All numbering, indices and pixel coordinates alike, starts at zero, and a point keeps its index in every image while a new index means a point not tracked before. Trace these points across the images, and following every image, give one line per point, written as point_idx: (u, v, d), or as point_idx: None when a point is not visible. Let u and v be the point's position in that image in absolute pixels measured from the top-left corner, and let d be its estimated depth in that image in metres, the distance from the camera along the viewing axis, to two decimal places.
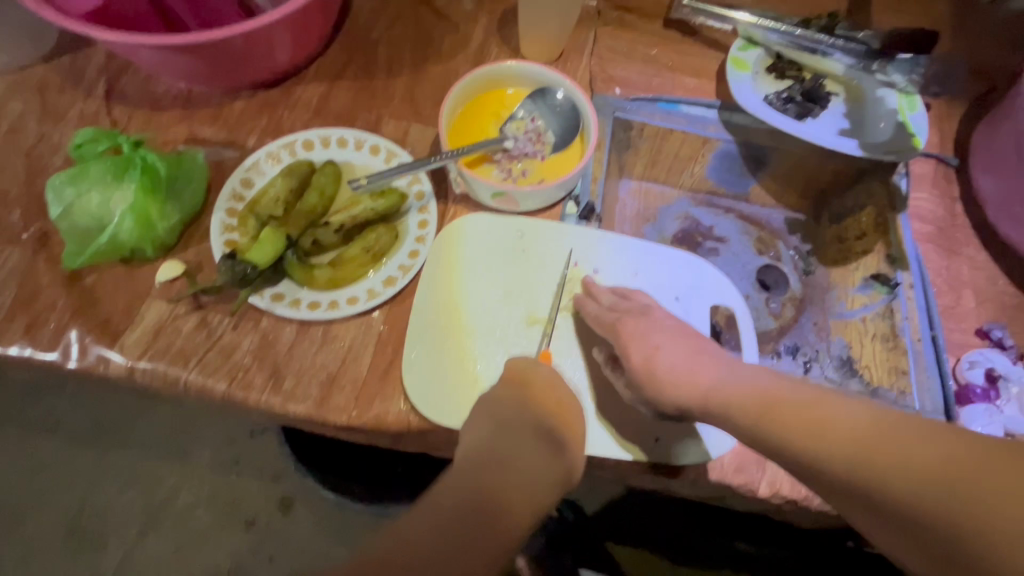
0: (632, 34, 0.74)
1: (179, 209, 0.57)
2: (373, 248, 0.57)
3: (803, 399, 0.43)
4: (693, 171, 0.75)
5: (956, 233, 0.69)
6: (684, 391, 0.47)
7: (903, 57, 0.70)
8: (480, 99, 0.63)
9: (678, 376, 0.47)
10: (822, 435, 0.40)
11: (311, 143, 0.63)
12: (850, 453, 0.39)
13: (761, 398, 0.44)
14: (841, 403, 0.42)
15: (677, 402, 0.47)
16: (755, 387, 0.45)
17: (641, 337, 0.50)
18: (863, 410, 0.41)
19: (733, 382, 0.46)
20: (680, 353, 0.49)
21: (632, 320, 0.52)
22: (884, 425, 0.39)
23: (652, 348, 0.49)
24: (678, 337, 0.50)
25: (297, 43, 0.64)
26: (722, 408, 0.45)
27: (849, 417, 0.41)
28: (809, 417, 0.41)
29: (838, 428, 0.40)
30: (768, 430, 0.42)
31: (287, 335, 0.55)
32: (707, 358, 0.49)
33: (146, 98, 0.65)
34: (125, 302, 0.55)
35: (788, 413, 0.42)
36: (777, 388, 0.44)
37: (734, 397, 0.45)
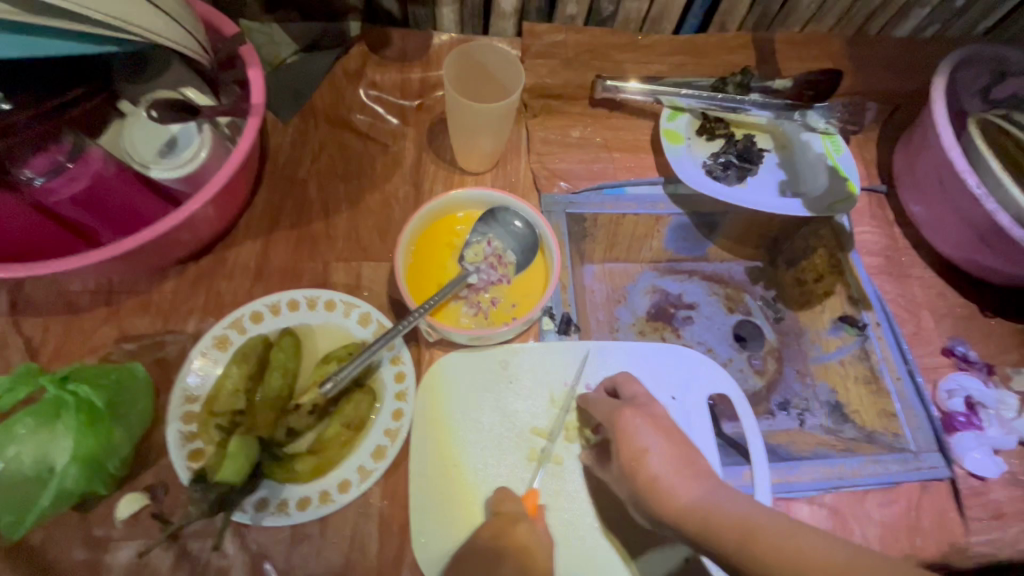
0: (562, 121, 0.74)
1: (129, 434, 0.51)
2: (352, 422, 0.53)
3: (788, 531, 0.40)
4: (652, 246, 0.75)
5: (902, 257, 0.71)
6: (665, 507, 0.44)
7: (820, 103, 0.74)
8: (432, 232, 0.61)
9: (661, 489, 0.45)
10: (810, 575, 0.37)
11: (260, 315, 0.59)
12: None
13: (744, 527, 0.41)
14: (828, 539, 0.39)
15: (658, 516, 0.45)
16: (736, 509, 0.42)
17: (638, 432, 0.48)
18: (848, 551, 0.38)
19: (716, 502, 0.43)
20: (669, 460, 0.46)
21: (630, 411, 0.50)
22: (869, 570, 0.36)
23: (646, 448, 0.47)
24: (668, 435, 0.48)
25: (222, 211, 0.59)
26: (700, 533, 0.42)
27: (834, 558, 0.37)
28: (789, 551, 0.38)
29: (823, 570, 0.37)
30: (751, 565, 0.40)
31: (280, 545, 0.50)
32: (692, 472, 0.46)
33: (60, 303, 0.59)
34: (86, 555, 0.49)
35: (770, 546, 0.39)
36: (757, 515, 0.41)
37: (717, 517, 0.42)
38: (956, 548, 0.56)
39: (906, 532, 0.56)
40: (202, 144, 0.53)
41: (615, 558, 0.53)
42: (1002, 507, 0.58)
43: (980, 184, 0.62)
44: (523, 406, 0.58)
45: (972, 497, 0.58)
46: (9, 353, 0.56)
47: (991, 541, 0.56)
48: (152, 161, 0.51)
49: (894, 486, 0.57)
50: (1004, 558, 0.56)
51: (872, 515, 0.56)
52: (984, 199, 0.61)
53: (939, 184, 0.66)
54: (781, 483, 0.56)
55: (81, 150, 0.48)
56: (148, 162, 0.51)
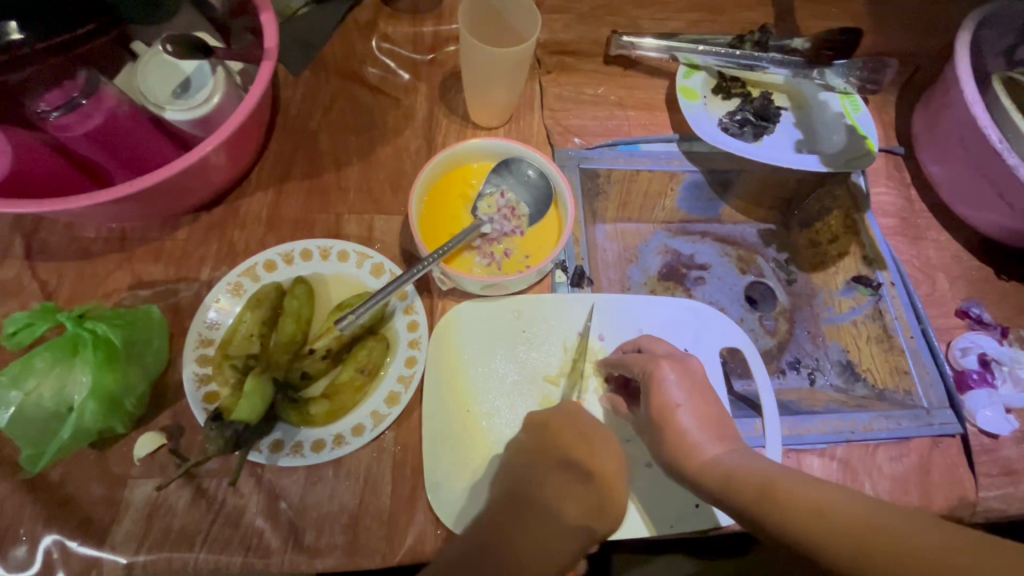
0: (576, 77, 0.73)
1: (145, 374, 0.51)
2: (366, 366, 0.53)
3: (803, 483, 0.42)
4: (665, 206, 0.75)
5: (918, 219, 0.71)
6: (690, 459, 0.46)
7: (839, 61, 0.72)
8: (445, 182, 0.60)
9: (689, 444, 0.47)
10: (820, 521, 0.39)
11: (273, 263, 0.58)
12: (848, 544, 0.37)
13: (761, 479, 0.43)
14: (843, 491, 0.41)
15: (680, 466, 0.47)
16: (757, 468, 0.44)
17: (673, 386, 0.49)
18: (861, 501, 0.39)
19: (740, 461, 0.45)
20: (699, 416, 0.48)
21: (668, 365, 0.51)
22: (882, 515, 0.38)
23: (677, 403, 0.48)
24: (700, 394, 0.50)
25: (235, 158, 0.59)
26: (722, 480, 0.44)
27: (848, 507, 0.39)
28: (807, 501, 0.40)
29: (836, 516, 0.39)
30: (764, 508, 0.41)
31: (294, 485, 0.51)
32: (720, 432, 0.48)
33: (75, 249, 0.59)
34: (105, 492, 0.49)
35: (788, 494, 0.41)
36: (777, 470, 0.43)
37: (739, 470, 0.44)
38: (966, 502, 0.55)
39: (917, 486, 0.56)
40: (216, 88, 0.52)
41: (624, 504, 0.53)
42: (1013, 464, 0.57)
43: (1002, 139, 0.60)
44: (537, 357, 0.58)
45: (983, 454, 0.57)
46: (25, 298, 0.57)
47: (1001, 496, 0.56)
48: (167, 103, 0.51)
49: (906, 441, 0.57)
50: (1013, 513, 0.56)
51: (883, 468, 0.56)
52: (1006, 153, 0.60)
53: (961, 141, 0.65)
54: (792, 435, 0.56)
55: (95, 88, 0.48)
56: (162, 104, 0.51)
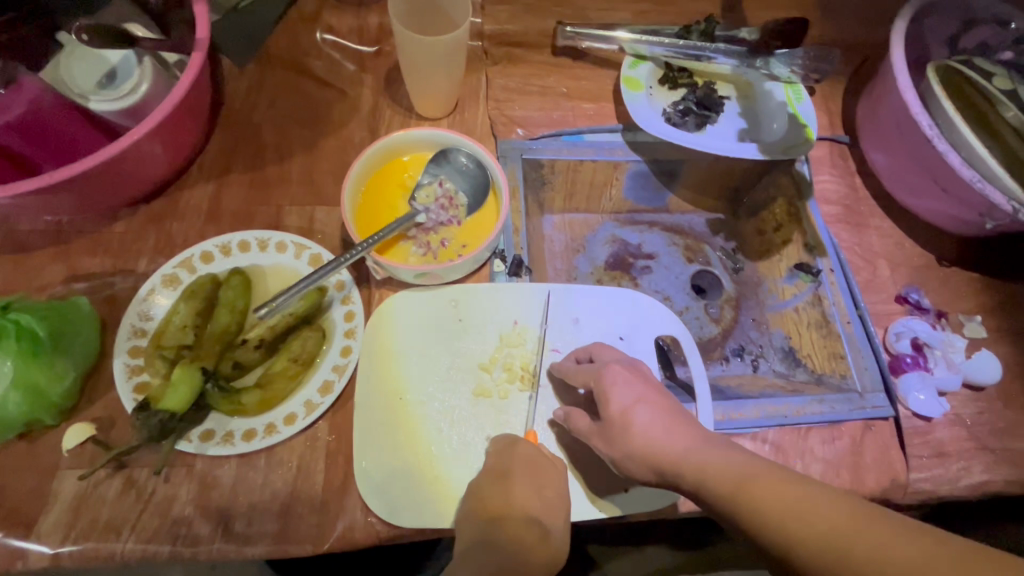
0: (523, 69, 0.73)
1: (74, 364, 0.51)
2: (300, 356, 0.53)
3: (782, 482, 0.41)
4: (613, 195, 0.76)
5: (861, 206, 0.71)
6: (662, 451, 0.45)
7: (782, 50, 0.71)
8: (382, 173, 0.61)
9: (654, 443, 0.46)
10: (800, 522, 0.38)
11: (210, 255, 0.58)
12: (823, 546, 0.37)
13: (739, 477, 0.42)
14: (827, 491, 0.40)
15: (650, 464, 0.46)
16: (728, 462, 0.43)
17: (624, 385, 0.50)
18: (835, 501, 0.39)
19: (709, 453, 0.44)
20: (657, 413, 0.48)
21: (618, 368, 0.51)
22: (859, 518, 0.37)
23: (631, 401, 0.48)
24: (656, 391, 0.50)
25: (171, 151, 0.59)
26: (695, 476, 0.44)
27: (826, 508, 0.38)
28: (783, 501, 0.40)
29: (816, 517, 0.38)
30: (743, 509, 0.41)
31: (226, 474, 0.51)
32: (683, 425, 0.47)
33: (10, 243, 0.59)
34: (33, 483, 0.49)
35: (765, 492, 0.40)
36: (754, 465, 0.43)
37: (711, 465, 0.43)
38: (897, 484, 0.56)
39: (848, 468, 0.56)
40: (143, 78, 0.53)
41: None
42: (944, 446, 0.58)
43: (933, 125, 0.61)
44: (475, 345, 0.58)
45: (915, 437, 0.58)
46: None
47: (931, 478, 0.57)
48: (91, 93, 0.52)
49: (838, 425, 0.58)
50: (942, 494, 0.57)
51: (815, 451, 0.57)
52: (936, 139, 0.60)
53: (897, 129, 0.66)
54: (725, 419, 0.57)
55: (14, 78, 0.49)
56: (87, 93, 0.52)
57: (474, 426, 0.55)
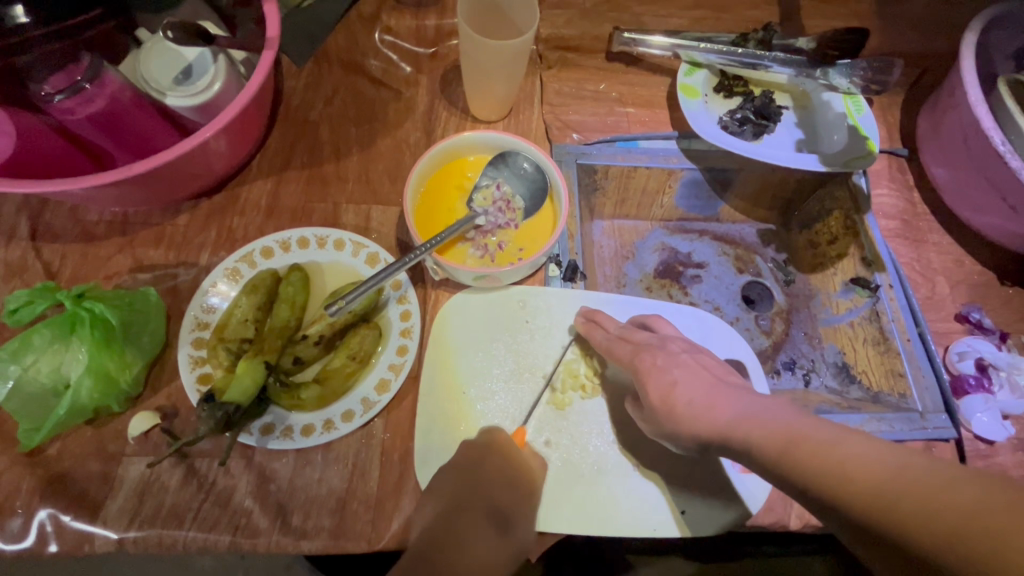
0: (577, 73, 0.73)
1: (141, 354, 0.52)
2: (358, 355, 0.53)
3: (831, 436, 0.39)
4: (663, 203, 0.76)
5: (920, 222, 0.70)
6: (707, 424, 0.45)
7: (843, 60, 0.71)
8: (440, 175, 0.61)
9: (700, 410, 0.46)
10: (848, 474, 0.36)
11: (270, 250, 0.59)
12: (873, 498, 0.35)
13: (781, 435, 0.40)
14: (867, 439, 0.38)
15: (699, 438, 0.45)
16: (778, 421, 0.41)
17: (661, 370, 0.50)
18: (883, 455, 0.36)
19: (756, 416, 0.43)
20: (698, 387, 0.47)
21: (649, 354, 0.51)
22: (906, 473, 0.35)
23: (670, 384, 0.48)
24: (693, 370, 0.49)
25: (234, 147, 0.59)
26: (744, 443, 0.42)
27: (872, 461, 0.36)
28: (831, 459, 0.37)
29: (861, 473, 0.36)
30: (794, 469, 0.38)
31: (284, 468, 0.52)
32: (730, 393, 0.46)
33: (79, 233, 0.60)
34: (99, 469, 0.50)
35: (811, 451, 0.38)
36: (801, 423, 0.40)
37: (756, 432, 0.42)
38: None
39: None
40: (217, 75, 0.54)
41: (611, 501, 0.52)
42: (1008, 471, 0.56)
43: (1005, 141, 0.59)
44: (531, 350, 0.58)
45: (977, 459, 0.57)
46: (29, 278, 0.58)
47: None
48: (167, 88, 0.53)
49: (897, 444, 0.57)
50: None
51: None
52: (1009, 156, 0.59)
53: (965, 145, 0.64)
54: None
55: (98, 72, 0.50)
56: (164, 89, 0.53)
57: (536, 431, 0.55)
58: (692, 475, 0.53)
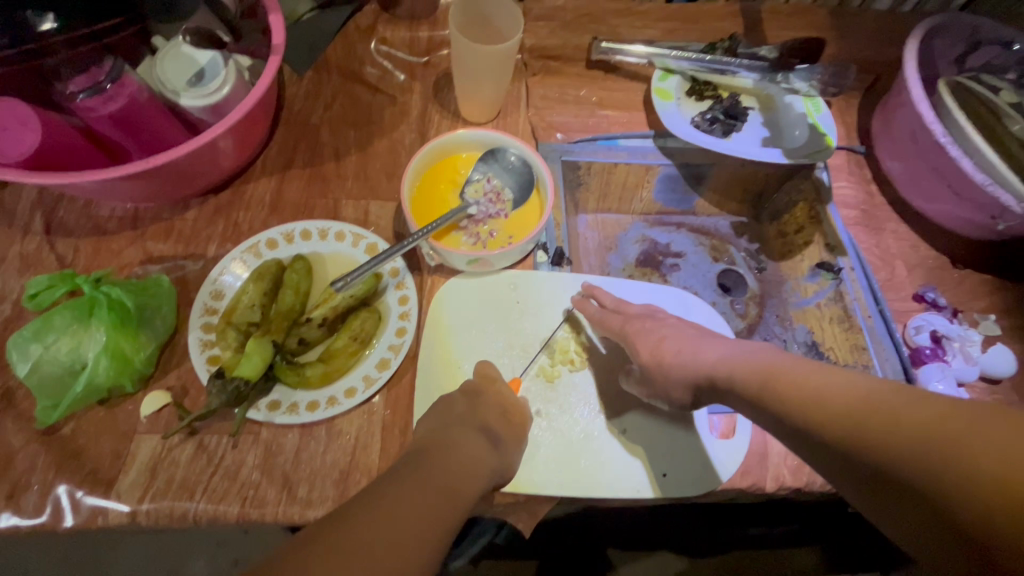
0: (560, 79, 0.78)
1: (153, 337, 0.55)
2: (359, 335, 0.57)
3: (809, 370, 0.44)
4: (642, 198, 0.81)
5: (878, 211, 0.76)
6: (694, 367, 0.51)
7: (802, 66, 0.77)
8: (435, 169, 0.66)
9: (685, 360, 0.52)
10: (822, 400, 0.41)
11: (274, 242, 0.63)
12: (847, 418, 0.39)
13: (762, 372, 0.45)
14: (844, 372, 0.42)
15: (688, 383, 0.52)
16: (759, 360, 0.47)
17: (648, 330, 0.56)
18: (860, 383, 0.40)
19: (739, 357, 0.49)
20: (681, 339, 0.54)
21: (639, 320, 0.58)
22: (875, 396, 0.39)
23: (658, 341, 0.55)
24: (678, 328, 0.56)
25: (241, 146, 0.63)
26: (728, 380, 0.48)
27: (848, 387, 0.40)
28: (807, 386, 0.42)
29: (835, 398, 0.40)
30: (773, 397, 0.44)
31: (290, 442, 0.55)
32: (715, 343, 0.52)
33: (91, 227, 0.63)
34: (112, 446, 0.53)
35: (787, 382, 0.43)
36: (781, 360, 0.46)
37: (737, 366, 0.48)
38: None
39: None
40: (226, 80, 0.58)
41: (598, 466, 0.56)
42: None
43: (946, 133, 0.66)
44: (523, 330, 0.62)
45: None
46: (43, 270, 0.61)
47: None
48: (181, 90, 0.57)
49: None
50: None
51: None
52: (949, 146, 0.65)
53: (912, 138, 0.70)
54: None
55: (119, 74, 0.54)
56: (178, 91, 0.57)
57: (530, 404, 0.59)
58: (673, 442, 0.57)
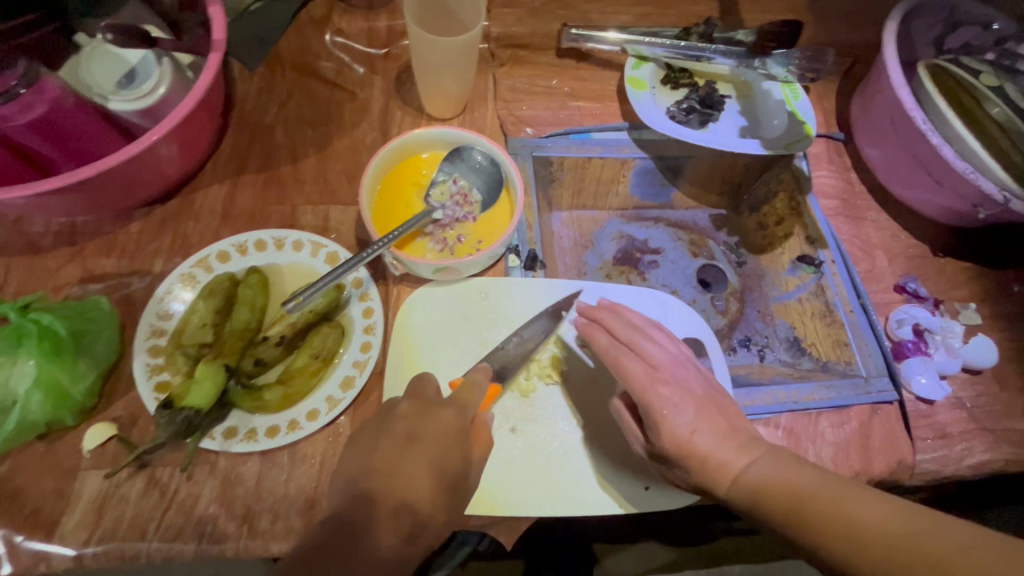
0: (529, 70, 0.74)
1: (94, 364, 0.51)
2: (321, 353, 0.53)
3: (846, 492, 0.42)
4: (619, 192, 0.78)
5: (858, 200, 0.74)
6: (725, 478, 0.46)
7: (779, 50, 0.73)
8: (397, 171, 0.62)
9: (717, 463, 0.47)
10: (860, 535, 0.39)
11: (227, 254, 0.58)
12: (885, 556, 0.37)
13: (797, 499, 0.42)
14: (876, 499, 0.40)
15: (715, 489, 0.47)
16: (792, 480, 0.44)
17: (675, 412, 0.49)
18: (896, 513, 0.39)
19: (772, 474, 0.45)
20: (713, 436, 0.48)
21: (663, 386, 0.50)
22: (915, 532, 0.37)
23: (689, 431, 0.48)
24: (705, 413, 0.49)
25: (186, 151, 0.59)
26: (756, 498, 0.45)
27: (884, 516, 0.39)
28: (844, 518, 0.40)
29: (876, 530, 0.39)
30: (810, 528, 0.41)
31: (250, 470, 0.51)
32: (744, 445, 0.48)
33: (24, 245, 0.59)
34: (54, 484, 0.49)
35: (823, 512, 0.41)
36: (813, 483, 0.43)
37: (773, 486, 0.44)
38: (904, 465, 0.58)
39: (857, 452, 0.58)
40: (161, 80, 0.55)
41: (573, 482, 0.54)
42: (948, 428, 0.60)
43: (927, 120, 0.64)
44: (499, 342, 0.59)
45: (919, 419, 0.60)
46: None
47: (936, 459, 0.58)
48: (112, 93, 0.53)
49: (846, 409, 0.60)
50: (948, 475, 0.58)
51: (825, 435, 0.58)
52: (931, 134, 0.63)
53: (891, 124, 0.68)
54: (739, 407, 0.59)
55: (35, 78, 0.48)
56: (107, 94, 0.53)
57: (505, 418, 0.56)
58: None
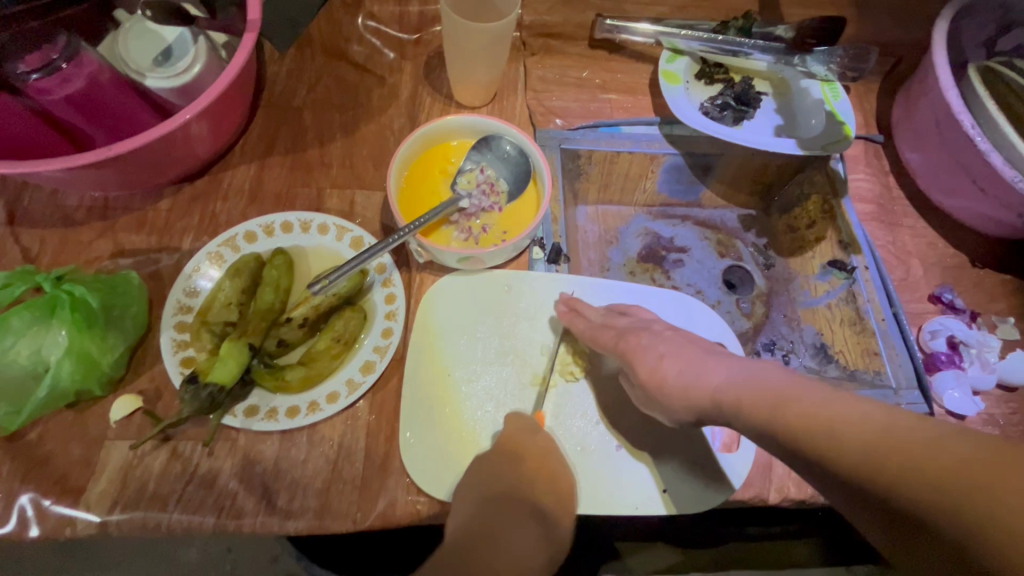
0: (561, 61, 0.73)
1: (123, 337, 0.52)
2: (343, 337, 0.53)
3: (820, 395, 0.40)
4: (646, 187, 0.77)
5: (896, 206, 0.71)
6: (697, 393, 0.47)
7: (820, 48, 0.71)
8: (424, 158, 0.61)
9: (683, 385, 0.48)
10: (831, 434, 0.37)
11: (253, 235, 0.59)
12: (861, 450, 0.35)
13: (770, 395, 0.41)
14: (854, 399, 0.38)
15: (693, 409, 0.47)
16: (772, 382, 0.42)
17: (648, 347, 0.51)
18: (877, 411, 0.37)
19: (743, 381, 0.44)
20: (683, 361, 0.49)
21: (635, 335, 0.53)
22: (893, 430, 0.35)
23: (657, 360, 0.50)
24: (679, 346, 0.51)
25: (217, 131, 0.59)
26: (734, 404, 0.43)
27: (862, 417, 0.37)
28: (819, 417, 0.38)
29: (852, 428, 0.36)
30: (784, 425, 0.39)
31: (270, 449, 0.52)
32: (719, 360, 0.48)
33: (58, 218, 0.60)
34: (80, 453, 0.50)
35: (797, 409, 0.39)
36: (792, 384, 0.41)
37: (744, 396, 0.43)
38: None
39: None
40: (196, 59, 0.54)
41: (593, 483, 0.53)
42: None
43: (976, 125, 0.61)
44: (520, 334, 0.59)
45: None
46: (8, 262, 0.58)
47: None
48: (147, 69, 0.53)
49: None
50: None
51: None
52: (978, 139, 0.61)
53: (935, 127, 0.66)
54: None
55: (75, 53, 0.50)
56: (144, 71, 0.53)
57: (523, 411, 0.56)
58: (682, 460, 0.54)
